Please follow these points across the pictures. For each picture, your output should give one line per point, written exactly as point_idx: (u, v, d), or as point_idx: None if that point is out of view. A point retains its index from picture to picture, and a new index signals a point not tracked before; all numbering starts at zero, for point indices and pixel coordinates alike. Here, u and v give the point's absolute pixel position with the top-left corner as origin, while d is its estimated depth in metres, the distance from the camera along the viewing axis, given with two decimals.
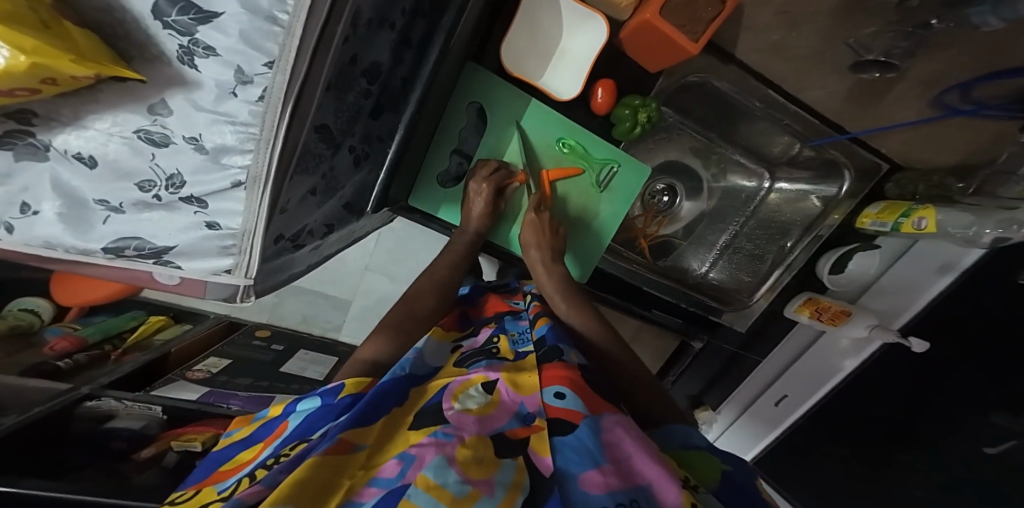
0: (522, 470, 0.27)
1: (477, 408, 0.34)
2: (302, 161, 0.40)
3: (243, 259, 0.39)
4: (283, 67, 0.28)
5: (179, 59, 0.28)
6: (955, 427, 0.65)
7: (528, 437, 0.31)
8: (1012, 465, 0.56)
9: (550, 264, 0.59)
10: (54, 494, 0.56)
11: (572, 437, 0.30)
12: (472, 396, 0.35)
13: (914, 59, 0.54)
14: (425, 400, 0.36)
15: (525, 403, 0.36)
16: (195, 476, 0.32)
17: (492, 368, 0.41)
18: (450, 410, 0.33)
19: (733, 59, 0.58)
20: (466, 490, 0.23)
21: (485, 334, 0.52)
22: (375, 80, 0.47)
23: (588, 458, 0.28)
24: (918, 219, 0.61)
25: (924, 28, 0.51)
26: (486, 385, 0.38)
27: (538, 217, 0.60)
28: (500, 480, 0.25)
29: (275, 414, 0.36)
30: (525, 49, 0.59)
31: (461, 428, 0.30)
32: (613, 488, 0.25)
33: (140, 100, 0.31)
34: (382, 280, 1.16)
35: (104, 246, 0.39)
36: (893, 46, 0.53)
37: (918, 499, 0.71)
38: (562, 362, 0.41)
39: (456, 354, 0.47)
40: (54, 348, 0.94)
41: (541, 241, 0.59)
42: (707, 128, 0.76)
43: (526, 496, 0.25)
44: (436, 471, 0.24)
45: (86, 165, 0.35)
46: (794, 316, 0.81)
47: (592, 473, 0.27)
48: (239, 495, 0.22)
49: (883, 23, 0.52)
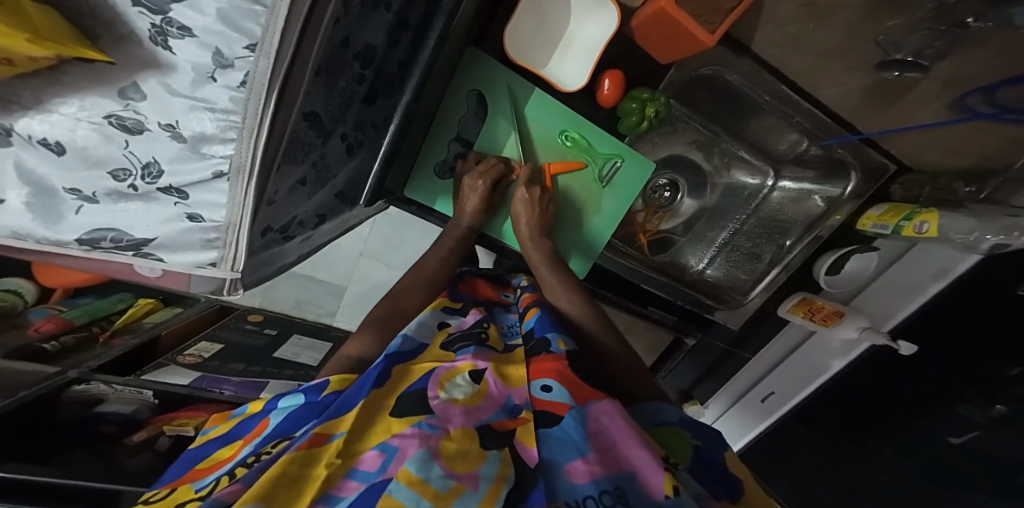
0: (508, 461, 0.26)
1: (463, 398, 0.33)
2: (289, 150, 0.38)
3: (229, 253, 0.37)
4: (267, 50, 0.26)
5: (152, 40, 0.26)
6: (927, 419, 0.70)
7: (514, 430, 0.30)
8: (980, 455, 0.62)
9: (539, 241, 0.58)
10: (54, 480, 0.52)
11: (559, 429, 0.30)
12: (459, 385, 0.34)
13: (945, 61, 0.52)
14: (408, 383, 0.34)
15: (513, 396, 0.35)
16: (171, 475, 0.31)
17: (480, 356, 0.40)
18: (436, 399, 0.32)
19: (748, 52, 0.56)
20: (449, 486, 0.22)
21: (473, 316, 0.50)
22: (369, 64, 0.44)
23: (574, 449, 0.28)
24: (921, 223, 0.60)
25: (959, 27, 0.50)
26: (473, 374, 0.36)
27: (530, 194, 0.57)
28: (485, 473, 0.24)
29: (255, 411, 0.35)
30: (529, 34, 0.56)
31: (447, 421, 0.29)
32: (598, 476, 0.26)
33: (109, 83, 0.29)
34: (377, 266, 1.14)
35: (78, 237, 0.37)
36: (924, 45, 0.52)
37: (884, 483, 0.78)
38: (550, 353, 0.40)
39: (444, 333, 0.45)
40: (40, 328, 0.92)
41: (530, 217, 0.57)
42: (714, 121, 0.73)
43: (512, 489, 0.24)
44: (419, 465, 0.23)
45: (54, 152, 0.32)
46: (788, 315, 0.80)
47: (577, 464, 0.27)
48: (216, 496, 0.20)
49: (916, 20, 0.51)
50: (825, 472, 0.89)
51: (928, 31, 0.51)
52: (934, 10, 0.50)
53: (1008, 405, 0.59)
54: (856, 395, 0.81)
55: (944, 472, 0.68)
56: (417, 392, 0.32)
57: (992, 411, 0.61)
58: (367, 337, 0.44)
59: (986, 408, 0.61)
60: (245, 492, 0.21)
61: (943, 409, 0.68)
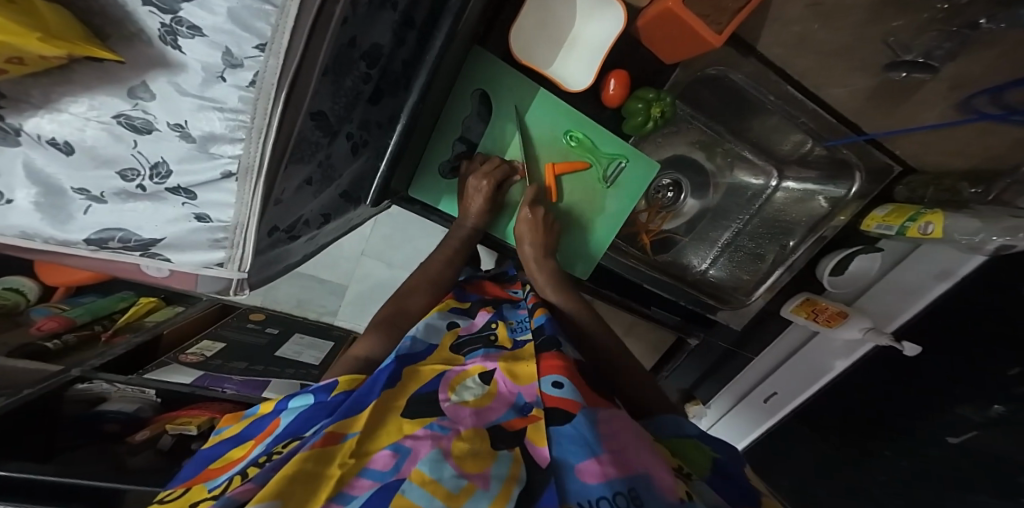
0: (518, 461, 0.26)
1: (473, 400, 0.33)
2: (296, 150, 0.38)
3: (235, 252, 0.38)
4: (276, 49, 0.26)
5: (161, 39, 0.26)
6: (926, 419, 0.70)
7: (525, 429, 0.30)
8: (979, 456, 0.62)
9: (543, 262, 0.57)
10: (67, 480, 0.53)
11: (570, 427, 0.30)
12: (470, 387, 0.35)
13: (953, 63, 0.52)
14: (419, 385, 0.34)
15: (523, 393, 0.35)
16: (186, 473, 0.31)
17: (490, 358, 0.40)
18: (447, 402, 0.32)
19: (754, 52, 0.56)
20: (461, 486, 0.22)
21: (482, 318, 0.50)
22: (375, 63, 0.44)
23: (586, 448, 0.28)
24: (925, 224, 0.60)
25: (970, 28, 0.49)
26: (483, 376, 0.37)
27: (533, 213, 0.57)
28: (495, 473, 0.24)
29: (266, 412, 0.35)
30: (535, 34, 0.56)
31: (457, 422, 0.29)
32: (611, 477, 0.25)
33: (118, 82, 0.29)
34: (379, 265, 1.14)
35: (86, 237, 0.37)
36: (933, 46, 0.52)
37: (881, 483, 0.78)
38: (559, 352, 0.40)
39: (452, 334, 0.46)
40: (41, 328, 0.91)
41: (534, 237, 0.57)
42: (718, 121, 0.73)
43: (523, 489, 0.24)
44: (431, 466, 0.23)
45: (62, 151, 0.32)
46: (790, 315, 0.81)
47: (588, 464, 0.27)
48: (231, 493, 0.20)
49: (926, 20, 0.50)
50: (824, 471, 0.89)
51: (937, 31, 0.51)
52: (944, 11, 0.49)
53: (1006, 405, 0.59)
54: (858, 395, 0.81)
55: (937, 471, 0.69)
56: (428, 395, 0.32)
57: (990, 411, 0.61)
58: (374, 337, 0.44)
59: (985, 408, 0.62)
60: (260, 489, 0.21)
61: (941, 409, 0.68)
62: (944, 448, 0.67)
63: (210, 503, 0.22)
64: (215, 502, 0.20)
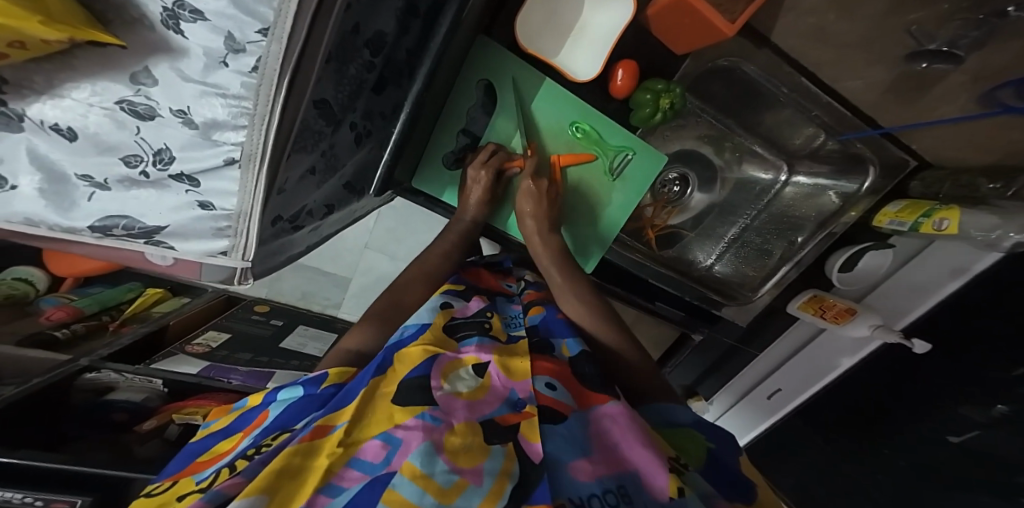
0: (511, 457, 0.26)
1: (466, 392, 0.32)
2: (300, 139, 0.38)
3: (239, 242, 0.38)
4: (279, 34, 0.25)
5: (164, 24, 0.26)
6: (923, 417, 0.71)
7: (518, 424, 0.29)
8: (974, 450, 0.63)
9: (546, 235, 0.56)
10: (75, 468, 0.51)
11: (562, 426, 0.30)
12: (463, 378, 0.34)
13: (980, 53, 0.51)
14: (408, 369, 0.33)
15: (517, 389, 0.34)
16: (171, 467, 0.30)
17: (484, 349, 0.38)
18: (439, 390, 0.31)
19: (768, 43, 0.55)
20: (452, 481, 0.22)
21: (476, 304, 0.49)
22: (378, 52, 0.43)
23: (578, 448, 0.29)
24: (940, 220, 0.59)
25: (999, 16, 0.48)
26: (477, 368, 0.36)
27: (535, 185, 0.56)
28: (488, 468, 0.24)
29: (254, 404, 0.34)
30: (540, 24, 0.55)
31: (449, 413, 0.28)
32: (601, 476, 0.26)
33: (121, 68, 0.29)
34: (382, 258, 1.15)
35: (90, 224, 0.37)
36: (960, 35, 0.50)
37: (880, 481, 0.78)
38: (552, 356, 0.40)
39: (446, 314, 0.45)
40: (50, 317, 0.93)
41: (537, 208, 0.56)
42: (727, 115, 0.72)
43: (516, 484, 0.23)
44: (423, 459, 0.22)
45: (65, 137, 0.32)
46: (797, 312, 0.79)
47: (581, 462, 0.27)
48: (219, 487, 0.21)
49: (949, 10, 0.49)
50: (826, 468, 0.89)
51: (964, 20, 0.49)
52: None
53: (1008, 404, 0.58)
54: (864, 393, 0.80)
55: (936, 471, 0.69)
56: (418, 380, 0.31)
57: (994, 411, 0.60)
58: (368, 329, 0.44)
59: (987, 408, 0.61)
60: (248, 485, 0.21)
61: (944, 408, 0.68)
62: (947, 447, 0.67)
63: (197, 496, 0.22)
64: (203, 496, 0.20)
